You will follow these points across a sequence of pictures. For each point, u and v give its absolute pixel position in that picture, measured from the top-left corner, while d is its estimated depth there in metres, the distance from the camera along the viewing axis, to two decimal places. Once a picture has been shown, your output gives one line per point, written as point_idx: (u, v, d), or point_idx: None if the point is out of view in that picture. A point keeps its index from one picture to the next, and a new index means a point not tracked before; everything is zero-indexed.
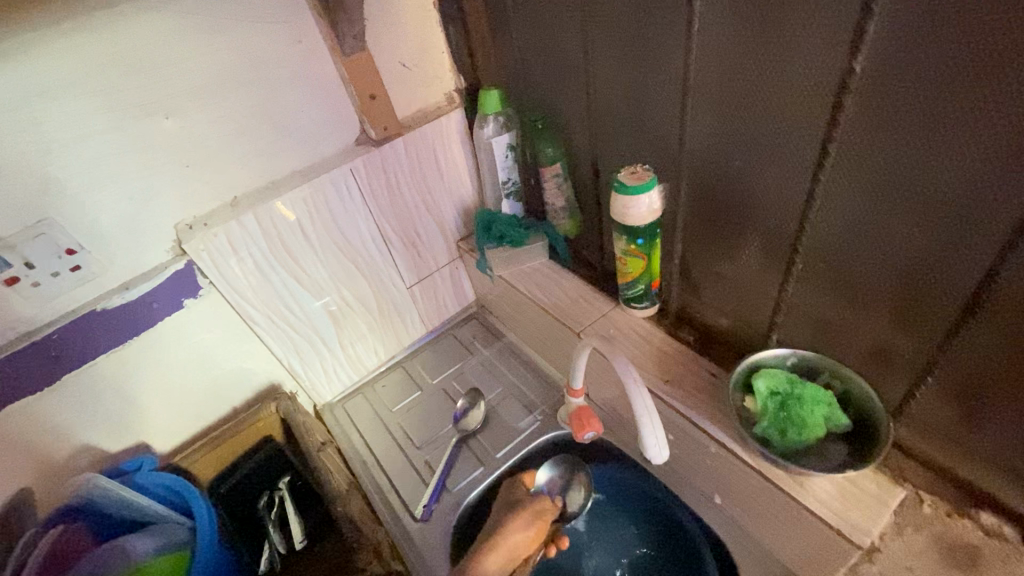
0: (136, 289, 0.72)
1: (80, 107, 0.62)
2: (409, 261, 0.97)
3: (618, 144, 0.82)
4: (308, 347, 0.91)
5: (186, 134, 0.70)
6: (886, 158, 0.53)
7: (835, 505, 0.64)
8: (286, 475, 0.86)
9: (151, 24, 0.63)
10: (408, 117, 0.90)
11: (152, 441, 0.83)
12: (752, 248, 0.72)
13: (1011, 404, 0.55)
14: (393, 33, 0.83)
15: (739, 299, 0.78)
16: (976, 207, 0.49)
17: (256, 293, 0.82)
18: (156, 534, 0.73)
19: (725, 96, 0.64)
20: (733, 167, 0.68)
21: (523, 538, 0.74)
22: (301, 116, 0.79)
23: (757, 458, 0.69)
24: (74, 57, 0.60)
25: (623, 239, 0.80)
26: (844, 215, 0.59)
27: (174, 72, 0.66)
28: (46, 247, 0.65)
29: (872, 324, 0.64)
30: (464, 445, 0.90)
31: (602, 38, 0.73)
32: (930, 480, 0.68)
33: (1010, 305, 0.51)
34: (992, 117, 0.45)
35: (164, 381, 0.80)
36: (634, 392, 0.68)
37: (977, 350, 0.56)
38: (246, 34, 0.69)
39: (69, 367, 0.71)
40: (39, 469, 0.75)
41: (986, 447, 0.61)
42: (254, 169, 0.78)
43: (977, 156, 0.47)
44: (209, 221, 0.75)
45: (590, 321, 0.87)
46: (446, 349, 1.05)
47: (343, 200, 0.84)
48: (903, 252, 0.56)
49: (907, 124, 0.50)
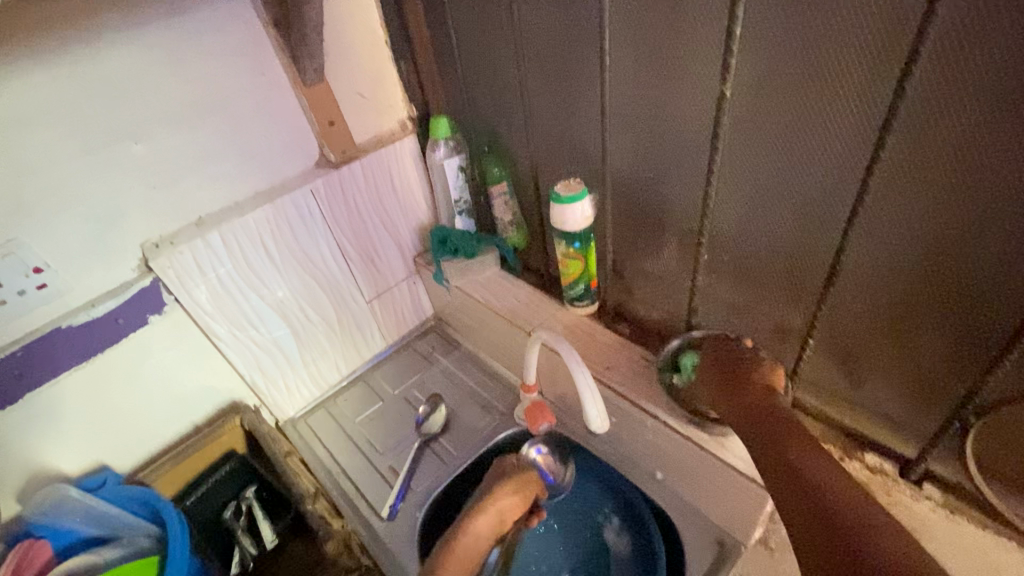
0: (101, 306, 0.77)
1: (53, 133, 0.67)
2: (368, 276, 1.04)
3: (555, 161, 0.88)
4: (271, 363, 0.98)
5: (154, 157, 0.76)
6: (759, 151, 0.62)
7: (749, 457, 0.70)
8: (252, 486, 0.93)
9: (126, 61, 0.70)
10: (366, 141, 0.96)
11: (120, 455, 0.87)
12: (670, 247, 0.80)
13: (875, 360, 0.65)
14: (350, 64, 0.89)
15: (666, 295, 0.85)
16: (822, 195, 0.59)
17: (219, 308, 0.88)
18: (124, 545, 0.80)
19: (637, 114, 0.71)
20: (650, 178, 0.75)
21: (511, 503, 0.74)
22: (264, 142, 0.85)
23: (684, 424, 0.74)
24: (50, 86, 0.66)
25: (561, 243, 0.85)
26: (735, 206, 0.68)
27: (146, 103, 0.73)
28: (14, 266, 0.69)
29: (769, 303, 0.72)
30: (427, 448, 0.98)
31: (534, 66, 0.80)
32: (824, 430, 0.75)
33: (856, 276, 0.61)
34: (826, 120, 0.55)
35: (136, 393, 0.85)
36: (575, 369, 0.74)
37: (844, 315, 0.65)
38: (212, 65, 0.76)
39: (38, 379, 0.75)
40: (16, 476, 0.78)
41: (867, 402, 0.69)
42: (218, 190, 0.84)
43: (819, 152, 0.57)
44: (175, 240, 0.81)
45: (538, 320, 0.93)
46: (405, 362, 1.13)
47: (305, 222, 0.91)
48: (783, 233, 0.65)
49: (771, 128, 0.59)
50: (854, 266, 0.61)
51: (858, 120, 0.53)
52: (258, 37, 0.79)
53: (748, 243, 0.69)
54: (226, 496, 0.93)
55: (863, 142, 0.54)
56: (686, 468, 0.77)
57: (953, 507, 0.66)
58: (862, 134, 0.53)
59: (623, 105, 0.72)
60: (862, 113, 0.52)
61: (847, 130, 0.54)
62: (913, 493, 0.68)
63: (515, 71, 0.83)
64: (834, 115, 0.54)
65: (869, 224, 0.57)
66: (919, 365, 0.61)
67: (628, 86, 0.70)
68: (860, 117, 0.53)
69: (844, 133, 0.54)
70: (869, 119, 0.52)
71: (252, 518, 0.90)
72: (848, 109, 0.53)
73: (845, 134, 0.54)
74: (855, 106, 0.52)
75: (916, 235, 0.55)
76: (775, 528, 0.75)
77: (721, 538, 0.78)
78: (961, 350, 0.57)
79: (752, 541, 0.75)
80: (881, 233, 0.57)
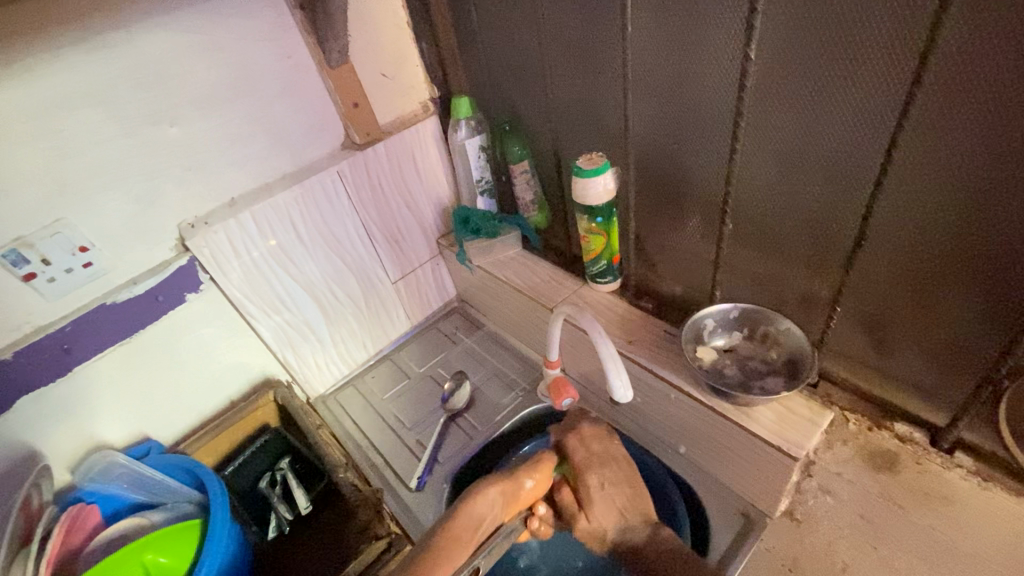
0: (142, 284, 0.80)
1: (94, 116, 0.70)
2: (393, 256, 1.06)
3: (576, 137, 0.88)
4: (302, 342, 1.01)
5: (188, 139, 0.78)
6: (784, 118, 0.61)
7: (775, 427, 0.68)
8: (286, 457, 0.96)
9: (160, 46, 0.72)
10: (389, 122, 0.97)
11: (160, 428, 0.92)
12: (694, 220, 0.79)
13: (906, 327, 0.64)
14: (373, 45, 0.90)
15: (690, 270, 0.85)
16: (849, 158, 0.58)
17: (252, 287, 0.91)
18: (168, 509, 0.84)
19: (659, 84, 0.70)
20: (672, 150, 0.75)
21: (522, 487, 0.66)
22: (292, 124, 0.87)
23: (707, 395, 0.73)
24: (90, 72, 0.68)
25: (583, 219, 0.85)
26: (760, 176, 0.67)
27: (179, 86, 0.75)
28: (61, 245, 0.73)
29: (797, 273, 0.71)
30: (452, 423, 1.00)
31: (555, 40, 0.80)
32: (853, 401, 0.75)
33: (884, 241, 0.60)
34: (853, 80, 0.54)
35: (175, 368, 0.89)
36: (598, 342, 0.72)
37: (872, 282, 0.64)
38: (240, 48, 0.78)
39: (84, 354, 0.79)
40: (66, 447, 0.82)
41: (898, 370, 0.68)
42: (248, 172, 0.86)
43: (846, 114, 0.56)
44: (209, 220, 0.84)
45: (560, 297, 0.94)
46: (431, 341, 1.15)
47: (332, 202, 0.93)
48: (809, 201, 0.64)
49: (796, 90, 0.58)
50: (882, 229, 0.60)
51: (885, 80, 0.52)
52: (284, 20, 0.80)
53: (773, 212, 0.69)
54: (263, 465, 0.96)
55: (891, 100, 0.53)
56: (709, 439, 0.77)
57: (986, 476, 0.66)
58: (890, 92, 0.52)
59: (645, 76, 0.71)
60: (890, 70, 0.51)
61: (876, 89, 0.53)
62: (944, 461, 0.68)
63: (535, 47, 0.83)
64: (861, 74, 0.53)
65: (897, 185, 0.56)
66: (949, 329, 0.61)
67: (649, 56, 0.69)
68: (888, 75, 0.52)
69: (871, 92, 0.53)
70: (897, 76, 0.51)
71: (287, 487, 0.93)
72: (876, 69, 0.52)
73: (873, 93, 0.53)
74: (883, 64, 0.52)
75: (947, 194, 0.53)
76: (800, 499, 0.73)
77: (745, 509, 0.77)
78: (994, 312, 0.56)
79: (779, 513, 0.74)
80: (910, 193, 0.56)
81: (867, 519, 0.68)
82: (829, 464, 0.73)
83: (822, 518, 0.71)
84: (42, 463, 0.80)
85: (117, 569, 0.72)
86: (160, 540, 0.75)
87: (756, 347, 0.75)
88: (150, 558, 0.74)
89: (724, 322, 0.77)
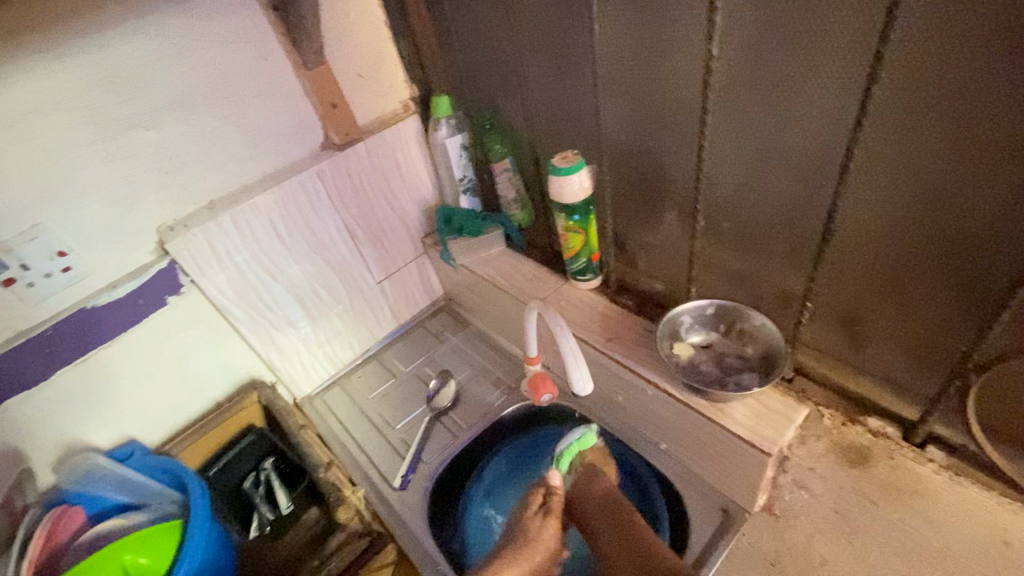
0: (122, 288, 0.81)
1: (68, 121, 0.71)
2: (376, 256, 1.06)
3: (554, 135, 0.88)
4: (287, 342, 1.02)
5: (165, 143, 0.79)
6: (750, 115, 0.61)
7: (749, 423, 0.68)
8: (270, 457, 0.97)
9: (133, 50, 0.72)
10: (369, 122, 0.98)
11: (145, 430, 0.92)
12: (671, 216, 0.79)
13: (878, 321, 0.64)
14: (350, 45, 0.90)
15: (669, 265, 0.85)
16: (814, 153, 0.58)
17: (234, 289, 0.91)
18: (152, 510, 0.86)
19: (630, 81, 0.70)
20: (646, 146, 0.75)
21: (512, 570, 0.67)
22: (270, 125, 0.87)
23: (683, 391, 0.73)
24: (63, 77, 0.69)
25: (560, 217, 0.85)
26: (729, 172, 0.67)
27: (155, 89, 0.75)
28: (39, 250, 0.73)
29: (772, 268, 0.71)
30: (437, 421, 1.00)
31: (528, 37, 0.80)
32: (829, 397, 0.75)
33: (851, 236, 0.61)
34: (816, 74, 0.54)
35: (158, 371, 0.90)
36: (561, 336, 0.72)
37: (842, 278, 0.64)
38: (215, 51, 0.78)
39: (65, 358, 0.79)
40: (50, 449, 0.83)
41: (873, 364, 0.69)
42: (228, 175, 0.87)
43: (810, 109, 0.56)
44: (188, 223, 0.84)
45: (542, 295, 0.93)
46: (416, 340, 1.16)
47: (313, 203, 0.94)
48: (778, 197, 0.64)
49: (762, 85, 0.58)
50: (849, 224, 0.60)
51: (846, 77, 0.52)
52: (259, 22, 0.80)
53: (746, 207, 0.68)
54: (248, 466, 0.97)
55: (851, 95, 0.53)
56: (687, 436, 0.76)
57: (956, 469, 0.67)
58: (851, 88, 0.52)
59: (615, 74, 0.71)
60: (850, 66, 0.51)
61: (837, 86, 0.53)
62: (917, 456, 0.69)
63: (510, 45, 0.83)
64: (824, 68, 0.53)
65: (861, 180, 0.57)
66: (919, 323, 0.61)
67: (620, 53, 0.69)
68: (848, 71, 0.52)
69: (833, 87, 0.53)
70: (856, 72, 0.51)
71: (270, 488, 0.94)
72: (836, 65, 0.52)
73: (835, 88, 0.53)
74: (842, 60, 0.52)
75: (910, 188, 0.54)
76: (777, 494, 0.72)
77: (725, 505, 0.77)
78: (961, 305, 0.57)
79: (756, 508, 0.73)
80: (873, 188, 0.56)
81: (842, 513, 0.68)
82: (802, 459, 0.72)
83: (798, 513, 0.70)
84: (26, 465, 0.81)
85: (100, 569, 0.74)
86: (143, 542, 0.76)
87: (732, 343, 0.75)
88: (130, 559, 0.75)
89: (700, 318, 0.77)
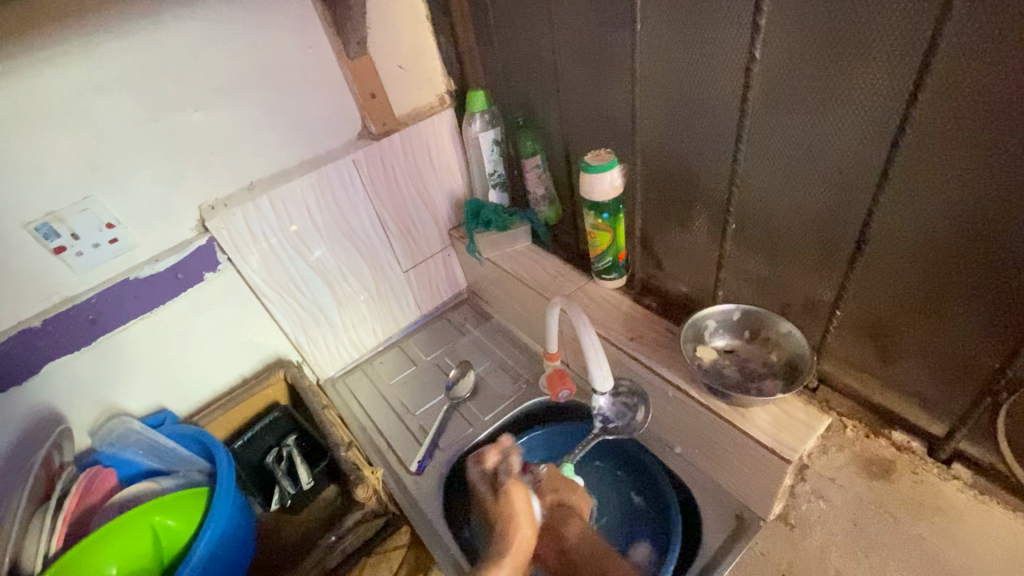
0: (163, 262, 0.84)
1: (123, 99, 0.74)
2: (405, 245, 1.08)
3: (587, 134, 0.89)
4: (313, 325, 1.04)
5: (211, 125, 0.82)
6: (786, 123, 0.61)
7: (770, 429, 0.68)
8: (292, 435, 1.00)
9: (185, 33, 0.75)
10: (406, 113, 0.99)
11: (176, 402, 0.96)
12: (701, 219, 0.79)
13: (908, 331, 0.64)
14: (391, 37, 0.92)
15: (696, 268, 0.86)
16: (851, 163, 0.58)
17: (267, 269, 0.94)
18: (180, 477, 0.89)
19: (667, 83, 0.71)
20: (680, 149, 0.75)
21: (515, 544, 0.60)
22: (311, 112, 0.90)
23: (706, 395, 0.73)
24: (121, 56, 0.72)
25: (589, 215, 0.85)
26: (764, 180, 0.67)
27: (204, 72, 0.78)
28: (89, 221, 0.77)
29: (803, 278, 0.71)
30: (455, 411, 1.01)
31: (567, 37, 0.81)
32: (852, 408, 0.75)
33: (885, 245, 0.60)
34: (859, 81, 0.54)
35: (191, 345, 0.93)
36: (581, 329, 0.72)
37: (873, 286, 0.64)
38: (263, 38, 0.81)
39: (105, 328, 0.83)
40: (87, 413, 0.87)
41: (901, 377, 0.68)
42: (268, 159, 0.89)
43: (849, 118, 0.56)
44: (228, 203, 0.87)
45: (565, 291, 0.94)
46: (439, 331, 1.17)
47: (347, 190, 0.96)
48: (811, 205, 0.64)
49: (801, 93, 0.58)
50: (882, 237, 0.60)
51: (888, 88, 0.52)
52: (306, 12, 0.83)
53: (778, 214, 0.68)
54: (271, 441, 1.01)
55: (894, 106, 0.52)
56: (705, 440, 0.76)
57: (982, 489, 0.66)
58: (892, 99, 0.52)
59: (653, 74, 0.72)
60: (894, 77, 0.51)
61: (878, 96, 0.53)
62: (941, 473, 0.68)
63: (548, 43, 0.84)
64: (867, 76, 0.53)
65: (899, 190, 0.56)
66: (949, 337, 0.60)
67: (658, 54, 0.70)
68: (892, 83, 0.52)
69: (875, 96, 0.53)
70: (900, 83, 0.51)
71: (291, 464, 0.97)
72: (878, 76, 0.52)
73: (877, 97, 0.53)
74: (885, 71, 0.52)
75: (950, 201, 0.53)
76: (794, 503, 0.72)
77: (741, 511, 0.77)
78: (994, 322, 0.56)
79: (772, 515, 0.73)
80: (912, 202, 0.56)
81: (859, 526, 0.68)
82: (822, 469, 0.71)
83: (815, 522, 0.70)
84: (64, 426, 0.85)
85: (127, 530, 0.76)
86: (171, 503, 0.79)
87: (756, 350, 0.75)
88: (159, 520, 0.78)
89: (726, 323, 0.77)
